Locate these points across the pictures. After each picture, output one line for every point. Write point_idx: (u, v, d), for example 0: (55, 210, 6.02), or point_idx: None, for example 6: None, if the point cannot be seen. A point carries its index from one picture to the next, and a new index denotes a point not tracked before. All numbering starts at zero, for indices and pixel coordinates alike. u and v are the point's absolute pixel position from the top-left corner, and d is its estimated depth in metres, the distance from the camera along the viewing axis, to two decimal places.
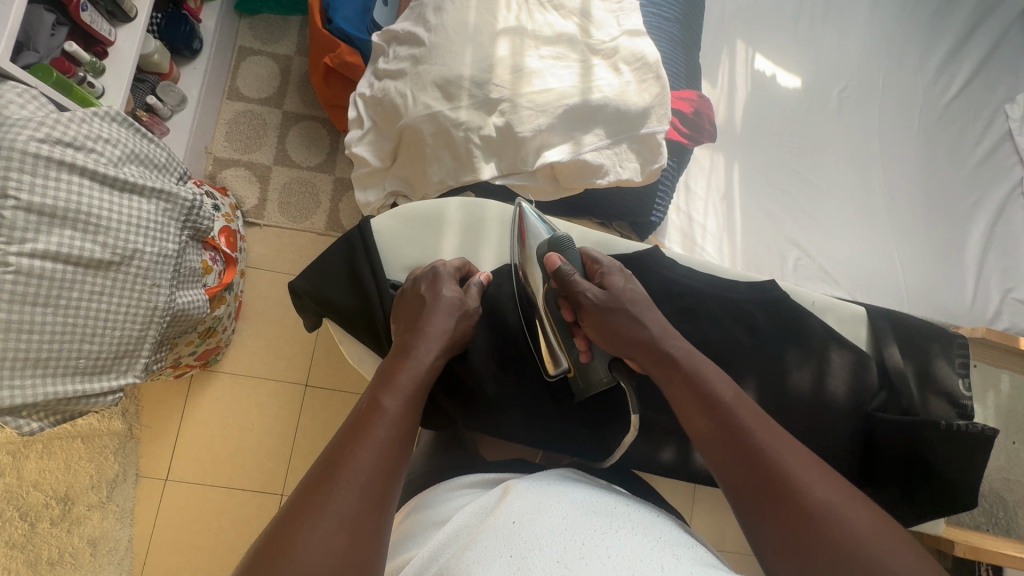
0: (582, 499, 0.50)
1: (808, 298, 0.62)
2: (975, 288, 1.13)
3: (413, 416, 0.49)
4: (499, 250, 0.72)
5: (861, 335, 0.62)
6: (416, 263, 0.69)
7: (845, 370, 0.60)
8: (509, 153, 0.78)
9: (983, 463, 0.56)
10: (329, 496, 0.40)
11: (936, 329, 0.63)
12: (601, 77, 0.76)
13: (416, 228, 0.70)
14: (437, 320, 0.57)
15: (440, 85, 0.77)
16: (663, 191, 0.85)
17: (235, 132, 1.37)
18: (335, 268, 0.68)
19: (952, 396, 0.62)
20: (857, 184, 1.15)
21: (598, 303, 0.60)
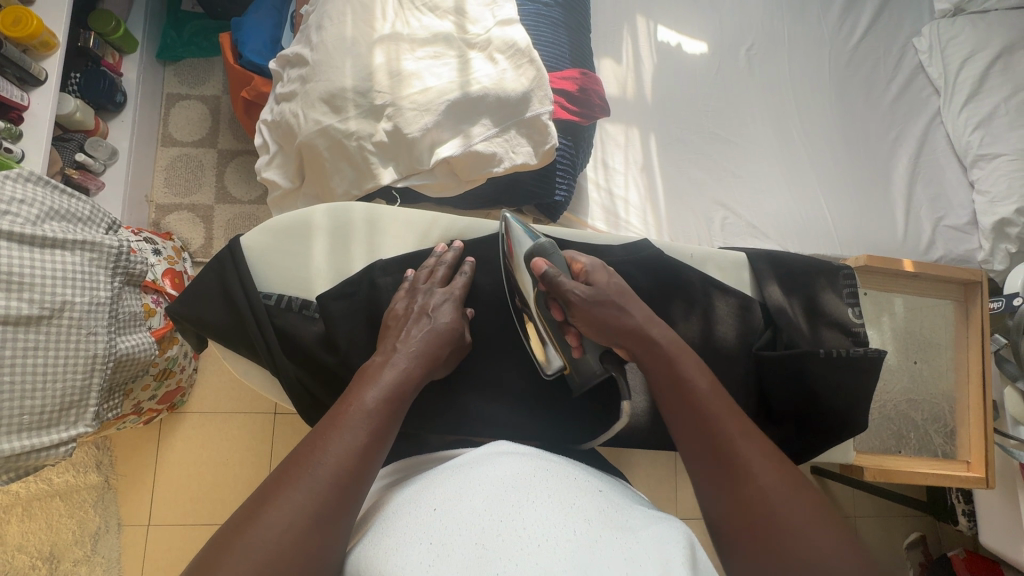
0: (542, 468, 0.47)
1: (685, 251, 0.65)
2: (906, 221, 1.14)
3: (393, 414, 0.49)
4: (374, 251, 0.66)
5: (744, 279, 0.65)
6: (287, 274, 0.63)
7: (732, 316, 0.63)
8: (404, 155, 0.80)
9: (864, 386, 0.60)
10: (288, 488, 0.42)
11: (821, 263, 0.65)
12: (479, 69, 0.78)
13: (284, 238, 0.64)
14: (413, 323, 0.57)
15: (326, 100, 0.79)
16: (563, 170, 0.87)
17: (174, 177, 1.40)
18: (208, 286, 0.61)
19: (843, 325, 0.63)
20: (776, 136, 1.17)
21: (587, 300, 0.58)
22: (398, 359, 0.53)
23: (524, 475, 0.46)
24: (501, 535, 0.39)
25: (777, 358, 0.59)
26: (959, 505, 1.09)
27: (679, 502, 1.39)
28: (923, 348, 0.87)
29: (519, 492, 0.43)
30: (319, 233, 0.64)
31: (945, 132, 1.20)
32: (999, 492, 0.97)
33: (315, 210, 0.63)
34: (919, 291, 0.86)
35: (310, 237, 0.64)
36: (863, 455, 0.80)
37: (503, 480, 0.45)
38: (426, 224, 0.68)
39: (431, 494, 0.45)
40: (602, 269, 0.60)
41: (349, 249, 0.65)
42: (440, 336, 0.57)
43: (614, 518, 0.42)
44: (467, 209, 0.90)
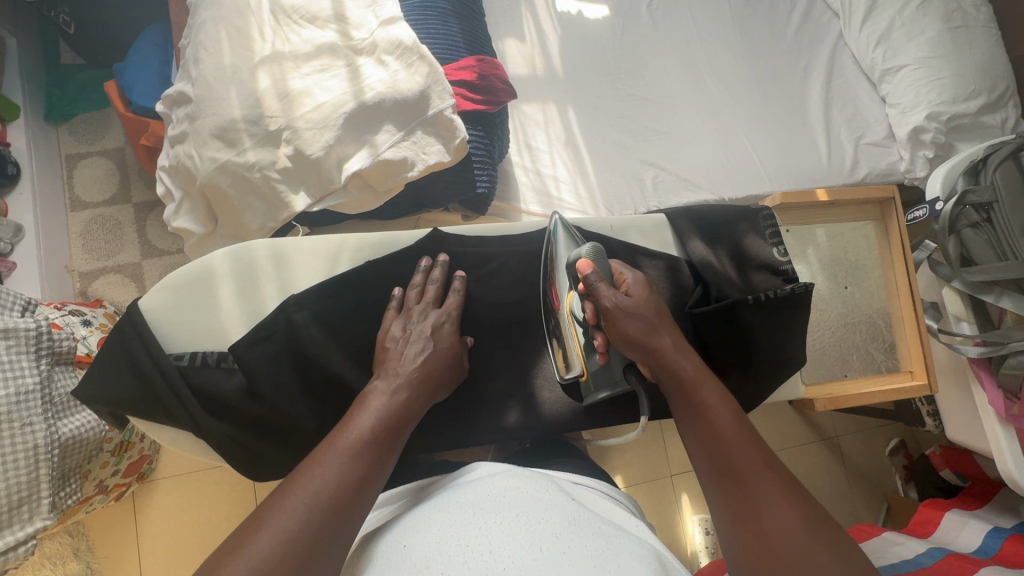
0: (519, 486, 0.50)
1: (604, 224, 0.65)
2: (829, 146, 1.16)
3: (388, 444, 0.51)
4: (285, 287, 0.61)
5: (667, 239, 0.67)
6: (196, 331, 0.59)
7: (662, 276, 0.65)
8: (313, 177, 0.77)
9: (793, 320, 0.62)
10: (278, 512, 0.42)
11: (738, 210, 0.66)
12: (370, 74, 0.75)
13: (187, 293, 0.59)
14: (407, 349, 0.58)
15: (218, 135, 0.75)
16: (480, 161, 0.85)
17: (92, 240, 1.33)
18: (113, 360, 0.57)
19: (771, 267, 0.64)
20: (691, 86, 1.17)
21: (623, 308, 0.58)
22: (389, 388, 0.54)
23: (489, 502, 0.48)
24: (466, 561, 0.40)
25: (708, 312, 0.61)
26: (923, 407, 1.13)
27: (671, 460, 1.41)
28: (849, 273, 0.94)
29: (483, 519, 0.45)
30: (223, 281, 0.60)
31: (851, 53, 1.23)
32: (956, 389, 1.01)
33: (210, 259, 0.58)
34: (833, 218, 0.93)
35: (214, 286, 0.60)
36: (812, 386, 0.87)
37: (470, 511, 0.47)
38: (334, 250, 0.62)
39: (407, 537, 0.46)
40: (641, 282, 0.60)
41: (258, 292, 0.60)
42: (434, 359, 0.58)
43: (585, 525, 0.46)
44: (394, 218, 0.88)
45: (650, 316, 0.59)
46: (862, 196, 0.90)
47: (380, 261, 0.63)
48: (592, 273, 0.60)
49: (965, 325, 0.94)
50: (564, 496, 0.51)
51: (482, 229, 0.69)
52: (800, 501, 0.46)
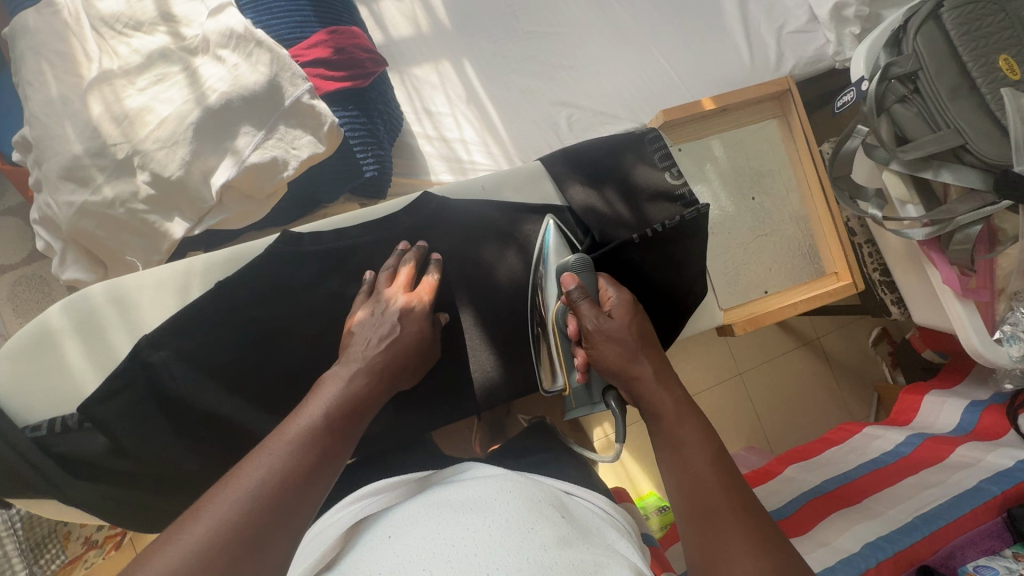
0: (511, 498, 0.45)
1: (475, 184, 0.65)
2: (749, 44, 1.08)
3: (343, 441, 0.48)
4: (135, 330, 0.59)
5: (547, 189, 0.66)
6: (46, 397, 0.56)
7: (548, 233, 0.66)
8: (184, 200, 0.72)
9: (687, 248, 0.64)
10: (212, 502, 0.39)
11: (622, 142, 0.66)
12: (209, 74, 0.68)
13: (25, 360, 0.56)
14: (368, 338, 0.55)
15: (66, 175, 0.69)
16: (360, 143, 0.78)
17: (22, 303, 1.28)
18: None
19: (667, 194, 0.66)
20: (591, 10, 1.08)
21: (602, 330, 0.55)
22: (346, 376, 0.51)
23: (473, 505, 0.44)
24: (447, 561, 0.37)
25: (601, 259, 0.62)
26: (887, 298, 1.09)
27: None
28: (756, 183, 0.89)
29: (468, 521, 0.41)
30: (63, 340, 0.57)
31: None
32: (914, 274, 0.97)
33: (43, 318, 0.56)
34: (727, 127, 0.88)
35: (55, 347, 0.57)
36: (733, 310, 0.85)
37: (455, 513, 0.43)
38: (181, 278, 0.60)
39: (377, 535, 0.42)
40: (627, 306, 0.56)
41: (108, 341, 0.58)
42: (384, 338, 0.55)
43: (579, 547, 0.41)
44: (290, 222, 0.82)
45: (634, 344, 0.55)
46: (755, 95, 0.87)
47: (230, 280, 0.60)
48: (572, 288, 0.57)
49: (911, 208, 0.88)
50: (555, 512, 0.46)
51: (344, 219, 0.63)
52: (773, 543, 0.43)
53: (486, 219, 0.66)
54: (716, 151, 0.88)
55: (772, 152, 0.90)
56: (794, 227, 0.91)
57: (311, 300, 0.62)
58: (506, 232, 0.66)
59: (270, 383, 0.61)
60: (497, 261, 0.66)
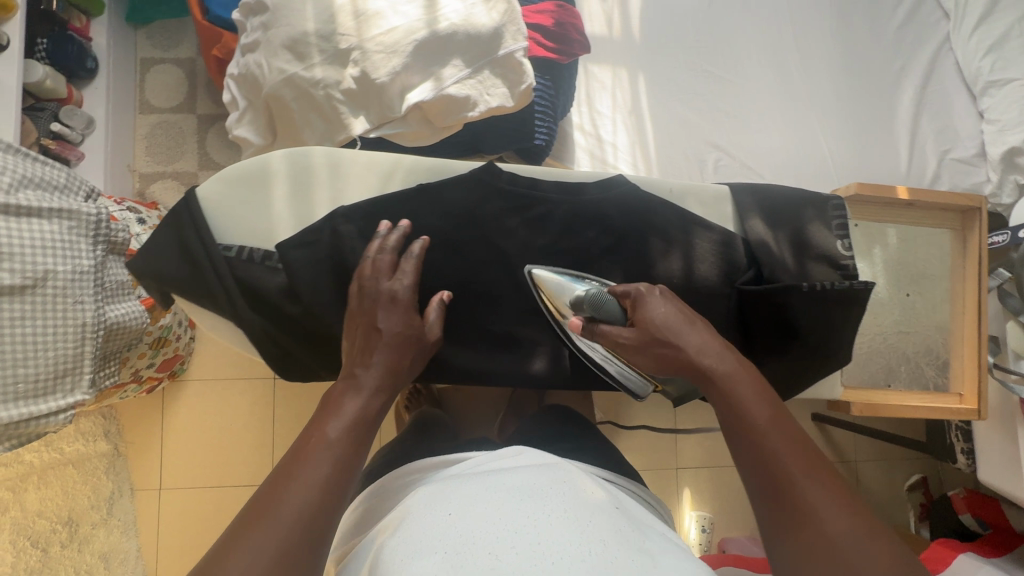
0: (563, 485, 0.54)
1: (665, 185, 0.65)
2: (910, 156, 1.09)
3: (360, 440, 0.49)
4: (334, 196, 0.63)
5: (728, 212, 0.66)
6: (246, 226, 0.61)
7: (712, 252, 0.65)
8: (375, 102, 0.77)
9: (841, 316, 0.63)
10: (249, 533, 0.41)
11: (811, 194, 0.65)
12: (446, 4, 0.74)
13: (238, 188, 0.62)
14: (387, 348, 0.55)
15: (289, 47, 0.76)
16: (542, 111, 0.82)
17: (155, 145, 1.37)
18: (165, 235, 0.64)
19: (833, 259, 0.64)
20: (772, 72, 1.11)
21: (631, 344, 0.56)
22: (366, 386, 0.52)
23: (533, 493, 0.52)
24: (514, 549, 0.45)
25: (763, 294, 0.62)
26: (958, 444, 1.08)
27: (680, 453, 1.39)
28: (914, 281, 0.87)
29: (531, 510, 0.49)
30: (275, 179, 0.62)
31: (955, 60, 1.13)
32: (1000, 430, 0.96)
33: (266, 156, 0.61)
34: (910, 220, 0.87)
35: (267, 184, 0.62)
36: (851, 389, 0.84)
37: (514, 496, 0.51)
38: (390, 166, 0.64)
39: (446, 510, 0.50)
40: (650, 294, 0.57)
41: (311, 196, 0.62)
42: (399, 343, 0.56)
43: (624, 531, 0.49)
44: (449, 158, 0.87)
45: (666, 330, 0.55)
46: (948, 201, 0.85)
47: (430, 185, 0.64)
48: (585, 327, 0.59)
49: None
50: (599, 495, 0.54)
51: (539, 171, 0.65)
52: (855, 505, 0.44)
53: (661, 220, 0.65)
54: (890, 239, 0.86)
55: (940, 258, 0.88)
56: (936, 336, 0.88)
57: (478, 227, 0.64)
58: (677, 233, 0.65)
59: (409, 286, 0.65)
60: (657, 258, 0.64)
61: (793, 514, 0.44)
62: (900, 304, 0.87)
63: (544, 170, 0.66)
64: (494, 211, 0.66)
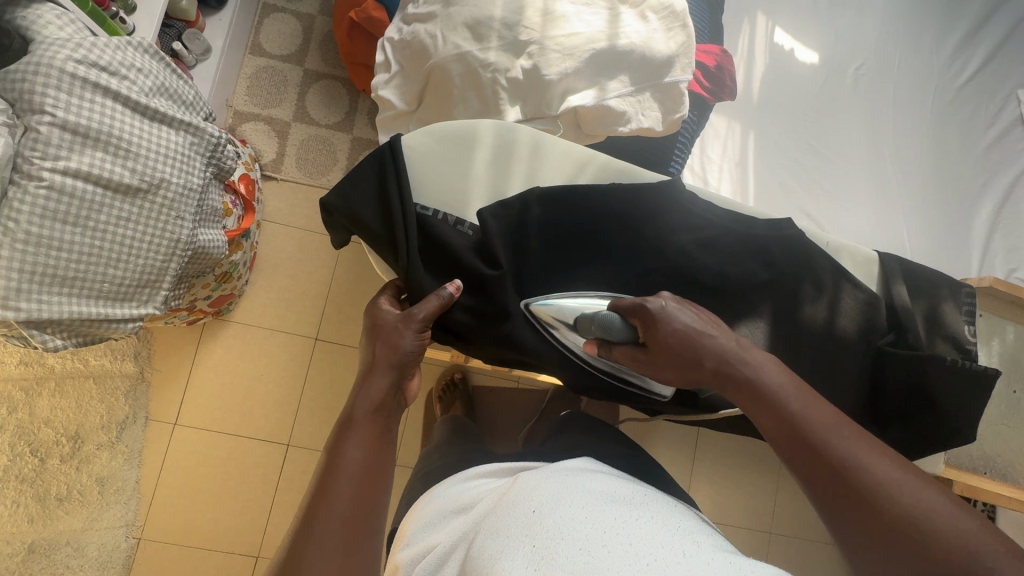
0: (633, 498, 0.52)
1: (824, 237, 0.72)
2: (980, 266, 1.16)
3: (381, 432, 0.62)
4: (528, 172, 0.73)
5: (873, 275, 0.72)
6: (447, 181, 0.71)
7: (856, 307, 0.69)
8: (534, 97, 0.80)
9: (965, 394, 0.67)
10: (318, 516, 0.53)
11: (946, 276, 0.72)
12: (629, 24, 0.78)
13: (448, 147, 0.71)
14: (384, 350, 0.66)
15: (470, 26, 0.78)
16: (683, 142, 0.89)
17: (257, 87, 1.39)
18: (366, 182, 0.69)
19: (959, 342, 0.71)
20: (870, 159, 1.17)
21: (646, 360, 0.63)
22: (375, 391, 0.64)
23: (615, 501, 0.50)
24: (606, 544, 0.43)
25: (901, 357, 0.67)
26: None
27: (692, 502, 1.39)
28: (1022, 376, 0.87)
29: (616, 513, 0.48)
30: (481, 147, 0.71)
31: None
32: None
33: (480, 126, 0.70)
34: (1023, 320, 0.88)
35: (474, 149, 0.71)
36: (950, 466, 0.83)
37: (600, 502, 0.49)
38: (585, 160, 0.73)
39: (535, 505, 0.49)
40: (672, 300, 0.62)
41: (509, 168, 0.72)
42: (387, 343, 0.66)
43: (694, 535, 0.46)
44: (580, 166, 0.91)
45: (694, 330, 0.60)
46: None
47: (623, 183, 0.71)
48: (601, 349, 0.66)
49: None
50: (670, 509, 0.52)
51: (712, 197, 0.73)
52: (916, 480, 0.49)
53: (816, 268, 0.69)
54: (1008, 334, 0.86)
55: None
56: None
57: (649, 238, 0.70)
58: (825, 281, 0.69)
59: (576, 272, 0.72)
60: (805, 299, 0.69)
61: (854, 498, 0.49)
62: (1004, 398, 0.88)
63: (715, 200, 0.73)
64: (661, 225, 0.70)
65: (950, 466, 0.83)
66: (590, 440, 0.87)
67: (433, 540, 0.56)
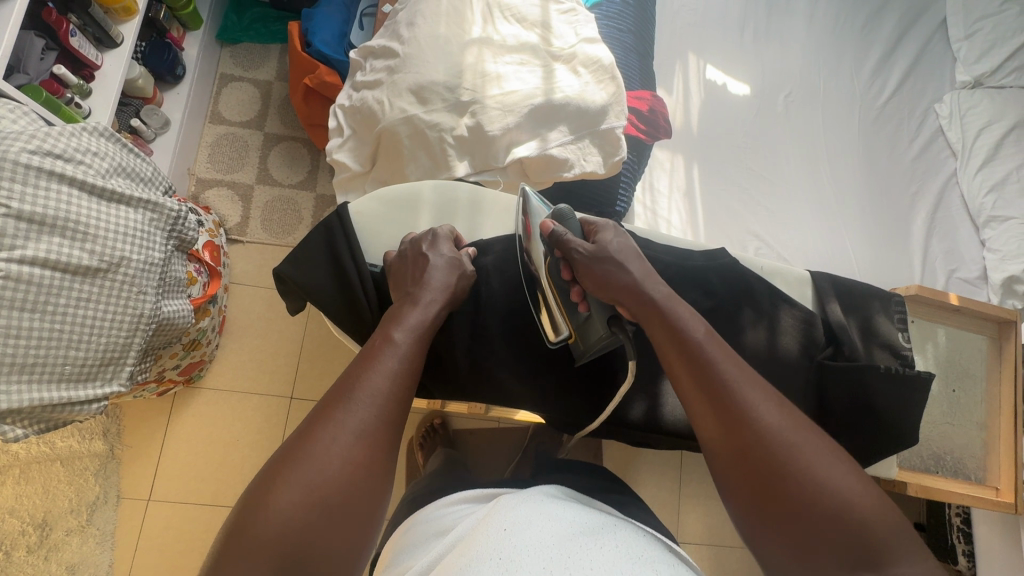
0: (600, 522, 0.53)
1: (757, 263, 0.77)
2: (922, 269, 1.22)
3: (419, 357, 0.55)
4: (472, 227, 0.78)
5: (807, 295, 0.77)
6: (395, 242, 0.75)
7: (795, 327, 0.73)
8: (481, 151, 0.84)
9: (906, 399, 0.71)
10: (328, 437, 0.45)
11: (876, 290, 0.77)
12: (563, 79, 0.84)
13: (394, 210, 0.76)
14: (434, 293, 0.61)
15: (414, 91, 0.82)
16: (626, 183, 0.95)
17: (218, 153, 1.42)
18: (315, 249, 0.72)
19: (894, 348, 0.75)
20: (808, 178, 1.24)
21: (587, 256, 0.66)
22: (410, 323, 0.56)
23: (583, 526, 0.51)
24: (568, 569, 0.44)
25: (841, 369, 0.71)
26: (959, 545, 1.17)
27: (682, 526, 1.39)
28: (960, 377, 0.92)
29: (581, 539, 0.48)
30: (426, 207, 0.76)
31: (960, 192, 1.29)
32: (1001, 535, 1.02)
33: (424, 187, 0.74)
34: (955, 323, 0.94)
35: (419, 209, 0.76)
36: (904, 472, 0.87)
37: (567, 527, 0.50)
38: None
39: (507, 522, 0.49)
40: (609, 228, 0.68)
41: (454, 224, 0.77)
42: (447, 279, 0.64)
43: (654, 561, 0.47)
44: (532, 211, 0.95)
45: (616, 258, 0.65)
46: (989, 312, 0.93)
47: None
48: (553, 231, 0.69)
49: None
50: (637, 533, 0.53)
51: (645, 232, 0.78)
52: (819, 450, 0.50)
53: (754, 293, 0.74)
54: (941, 338, 0.92)
55: (979, 361, 0.94)
56: (975, 432, 0.93)
57: None
58: (764, 305, 0.73)
59: (526, 328, 0.75)
60: (746, 324, 0.73)
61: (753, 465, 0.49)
62: (947, 398, 0.92)
63: (651, 237, 0.78)
64: None
65: (904, 470, 0.87)
66: (565, 476, 0.88)
67: (409, 562, 0.55)
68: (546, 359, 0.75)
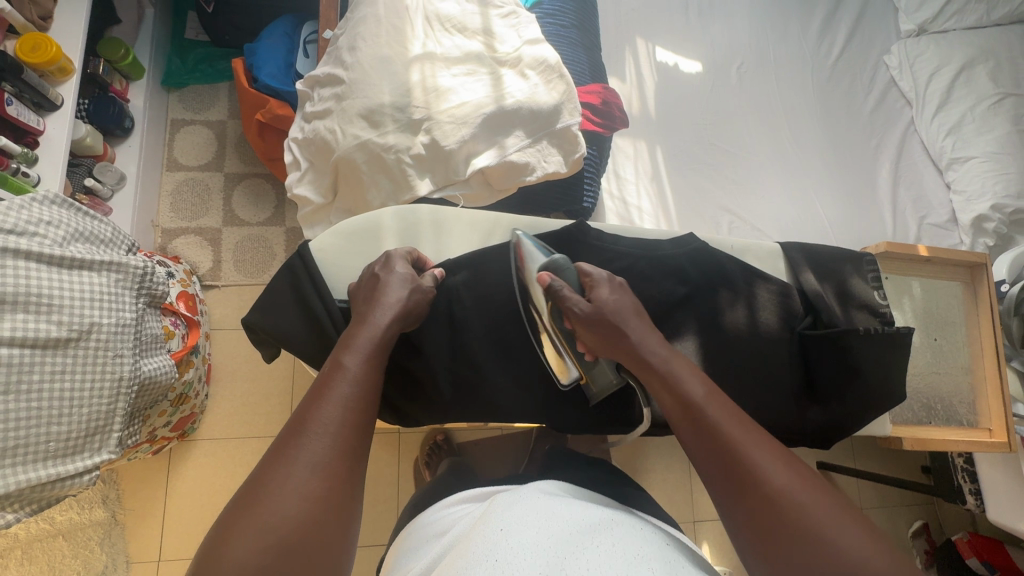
0: (599, 518, 0.51)
1: (728, 243, 0.78)
2: (893, 220, 1.24)
3: (374, 378, 0.53)
4: (439, 247, 0.77)
5: (781, 268, 0.78)
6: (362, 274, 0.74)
7: (772, 301, 0.74)
8: (441, 167, 0.83)
9: (891, 356, 0.72)
10: (280, 477, 0.43)
11: (847, 252, 0.78)
12: (511, 84, 0.83)
13: (356, 241, 0.75)
14: (384, 311, 0.59)
15: (364, 116, 0.81)
16: (590, 178, 0.95)
17: (180, 201, 1.39)
18: (282, 294, 0.72)
19: (872, 307, 0.76)
20: (770, 146, 1.25)
21: (586, 316, 0.61)
22: (361, 347, 0.55)
23: (581, 524, 0.49)
24: (563, 569, 0.43)
25: (822, 338, 0.72)
26: (966, 485, 1.20)
27: (697, 506, 1.39)
28: (940, 325, 0.94)
29: (578, 537, 0.47)
30: (387, 234, 0.75)
31: (920, 139, 1.31)
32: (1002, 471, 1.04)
33: (382, 216, 0.74)
34: (929, 273, 0.95)
35: (380, 238, 0.75)
36: (899, 425, 0.89)
37: (563, 526, 0.48)
38: (489, 224, 0.79)
39: (503, 522, 0.48)
40: (605, 283, 0.63)
41: (420, 247, 0.77)
42: (403, 297, 0.62)
43: (651, 557, 0.46)
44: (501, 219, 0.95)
45: (613, 317, 0.60)
46: (961, 258, 0.94)
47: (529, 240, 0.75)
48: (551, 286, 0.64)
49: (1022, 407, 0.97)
50: (634, 525, 0.51)
51: (615, 228, 0.76)
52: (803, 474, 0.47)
53: (728, 274, 0.74)
54: (916, 290, 0.94)
55: (957, 306, 0.96)
56: (962, 375, 0.94)
57: None
58: (739, 284, 0.74)
59: (508, 339, 0.75)
60: (724, 305, 0.74)
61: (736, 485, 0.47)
62: (930, 347, 0.94)
63: (621, 231, 0.76)
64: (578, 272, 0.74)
65: (899, 423, 0.89)
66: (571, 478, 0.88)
67: (409, 565, 0.55)
68: (525, 369, 0.75)
